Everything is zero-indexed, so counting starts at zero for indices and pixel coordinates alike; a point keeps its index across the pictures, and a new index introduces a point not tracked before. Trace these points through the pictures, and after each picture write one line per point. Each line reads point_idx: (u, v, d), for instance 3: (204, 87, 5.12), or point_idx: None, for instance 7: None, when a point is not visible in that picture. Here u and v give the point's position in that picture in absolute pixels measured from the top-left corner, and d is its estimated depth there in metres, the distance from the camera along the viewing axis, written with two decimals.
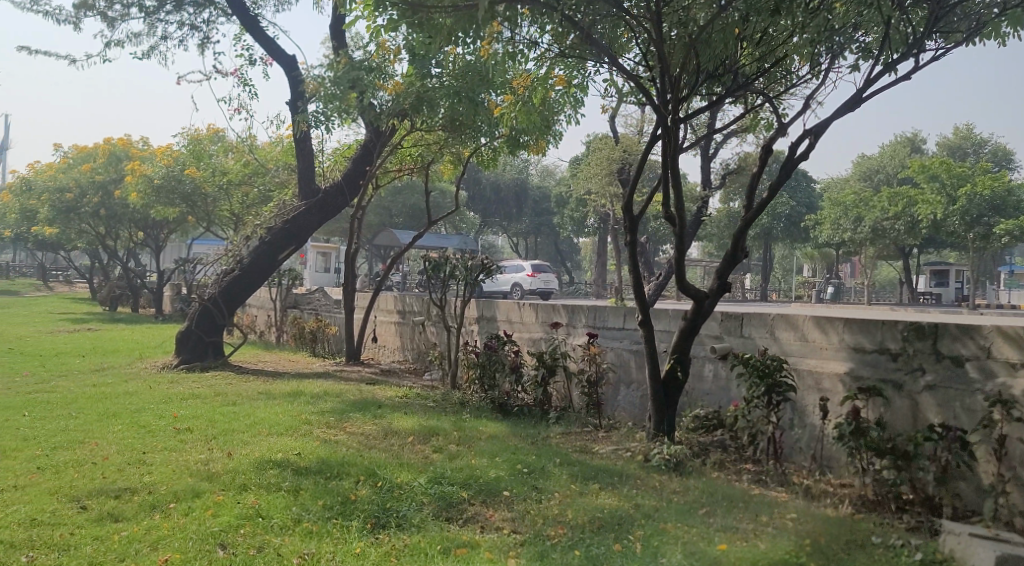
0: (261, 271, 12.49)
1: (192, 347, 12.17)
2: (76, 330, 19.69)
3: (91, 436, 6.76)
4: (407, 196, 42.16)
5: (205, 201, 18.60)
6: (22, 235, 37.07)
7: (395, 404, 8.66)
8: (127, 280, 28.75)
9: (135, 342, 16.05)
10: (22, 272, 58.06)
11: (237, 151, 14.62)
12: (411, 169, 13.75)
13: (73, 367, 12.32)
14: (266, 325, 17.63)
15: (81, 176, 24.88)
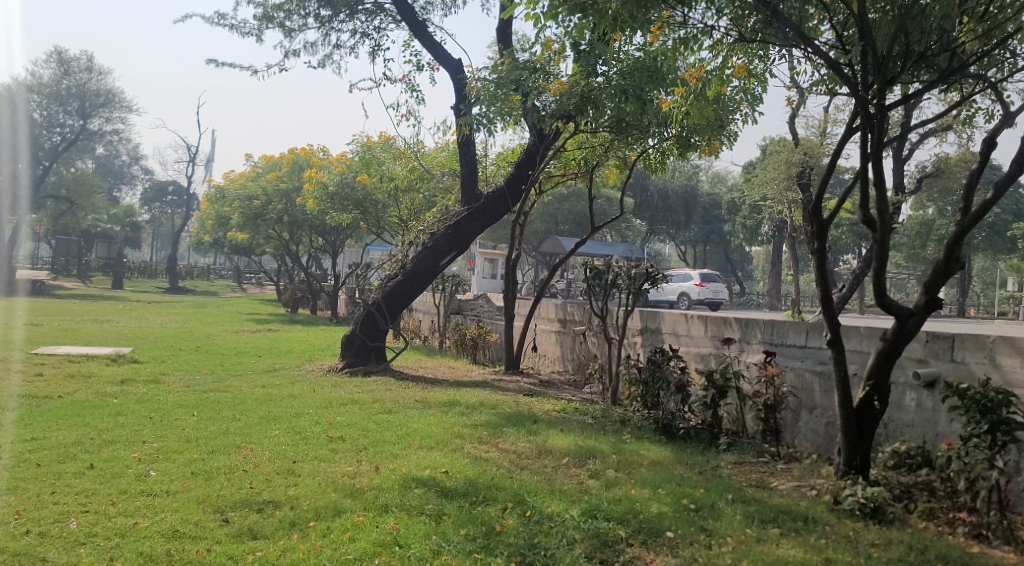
0: (423, 276, 12.43)
1: (355, 352, 12.26)
2: (257, 330, 20.66)
3: (248, 441, 6.72)
4: (574, 203, 41.85)
5: (376, 207, 19.01)
6: (217, 240, 39.85)
7: (552, 420, 8.18)
8: (307, 283, 30.11)
9: (307, 344, 16.52)
10: (220, 274, 62.67)
11: (405, 157, 14.73)
12: (575, 174, 13.31)
13: (247, 366, 12.74)
14: (430, 330, 17.71)
15: (267, 184, 26.26)
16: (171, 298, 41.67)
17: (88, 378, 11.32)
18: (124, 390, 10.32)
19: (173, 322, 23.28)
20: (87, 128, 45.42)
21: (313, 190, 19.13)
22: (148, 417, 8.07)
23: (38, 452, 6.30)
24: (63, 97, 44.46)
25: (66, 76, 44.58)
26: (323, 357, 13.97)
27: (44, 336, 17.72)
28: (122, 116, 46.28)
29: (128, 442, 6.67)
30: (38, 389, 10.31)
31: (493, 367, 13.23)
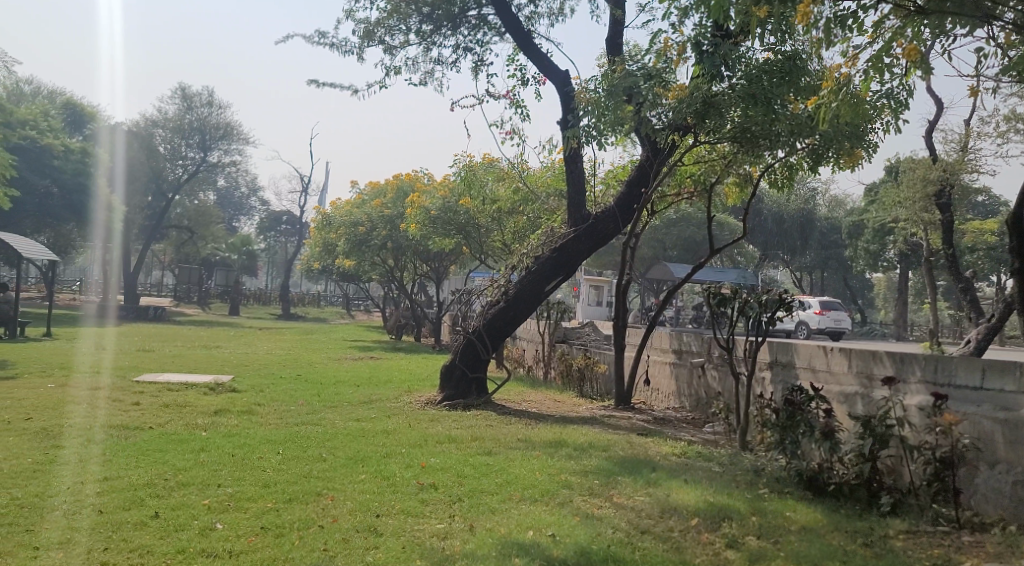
0: (527, 304, 11.60)
1: (454, 384, 11.55)
2: (360, 358, 20.31)
3: (330, 487, 5.98)
4: (683, 227, 40.40)
5: (479, 232, 18.41)
6: (326, 268, 40.32)
7: (672, 467, 7.17)
8: (412, 310, 29.82)
9: (408, 374, 15.93)
10: (331, 302, 63.84)
11: (508, 178, 14.02)
12: (691, 194, 12.29)
13: (344, 397, 12.18)
14: (535, 360, 16.87)
15: (372, 210, 26.18)
16: (282, 324, 42.41)
17: (183, 409, 10.97)
18: (215, 422, 9.87)
19: (279, 349, 23.25)
20: (207, 161, 47.39)
21: (416, 213, 18.68)
22: (231, 454, 7.47)
23: (106, 496, 5.74)
24: (185, 131, 46.56)
25: (189, 110, 46.58)
26: (422, 388, 13.31)
27: (153, 363, 17.80)
28: (239, 148, 47.91)
29: (203, 486, 6.05)
30: (130, 419, 9.97)
31: (602, 402, 12.24)
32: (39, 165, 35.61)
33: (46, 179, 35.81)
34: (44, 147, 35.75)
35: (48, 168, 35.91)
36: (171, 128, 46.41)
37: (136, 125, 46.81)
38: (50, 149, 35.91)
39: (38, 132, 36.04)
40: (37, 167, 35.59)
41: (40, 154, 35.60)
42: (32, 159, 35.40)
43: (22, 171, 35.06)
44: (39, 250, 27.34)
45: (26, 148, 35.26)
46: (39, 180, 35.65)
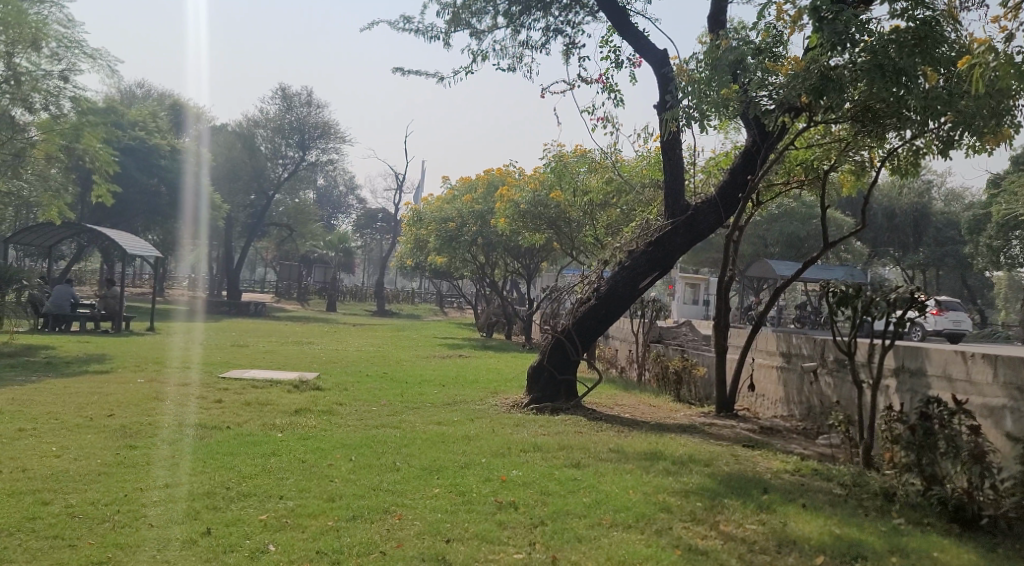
0: (620, 302, 10.83)
1: (543, 387, 10.89)
2: (448, 356, 19.92)
3: (400, 502, 5.42)
4: (785, 223, 38.65)
5: (570, 226, 17.70)
6: (419, 265, 40.33)
7: (786, 488, 6.30)
8: (503, 307, 29.36)
9: (496, 373, 15.36)
10: (425, 298, 64.21)
11: (601, 168, 13.26)
12: (801, 183, 11.25)
13: (428, 397, 11.70)
14: (629, 360, 16.05)
15: (463, 206, 25.80)
16: (376, 321, 42.69)
17: (264, 407, 10.66)
18: (294, 422, 9.48)
19: (370, 346, 23.10)
20: (306, 160, 47.85)
21: (506, 207, 18.12)
22: (301, 460, 6.98)
23: (160, 506, 5.29)
24: (286, 131, 47.11)
25: (289, 110, 47.16)
26: (510, 389, 12.70)
27: (245, 358, 17.80)
28: (337, 147, 48.31)
29: (264, 497, 5.54)
30: (210, 417, 9.72)
31: (701, 407, 11.37)
32: (147, 165, 36.73)
33: (153, 179, 36.92)
34: (150, 147, 36.91)
35: (155, 168, 37.03)
36: (271, 128, 47.30)
37: (239, 125, 48.08)
38: (156, 149, 37.04)
39: (146, 133, 37.23)
40: (145, 167, 36.69)
41: (147, 154, 36.75)
42: (141, 159, 36.56)
43: (131, 171, 36.25)
44: (144, 247, 28.08)
45: (135, 149, 36.46)
46: (146, 179, 36.75)
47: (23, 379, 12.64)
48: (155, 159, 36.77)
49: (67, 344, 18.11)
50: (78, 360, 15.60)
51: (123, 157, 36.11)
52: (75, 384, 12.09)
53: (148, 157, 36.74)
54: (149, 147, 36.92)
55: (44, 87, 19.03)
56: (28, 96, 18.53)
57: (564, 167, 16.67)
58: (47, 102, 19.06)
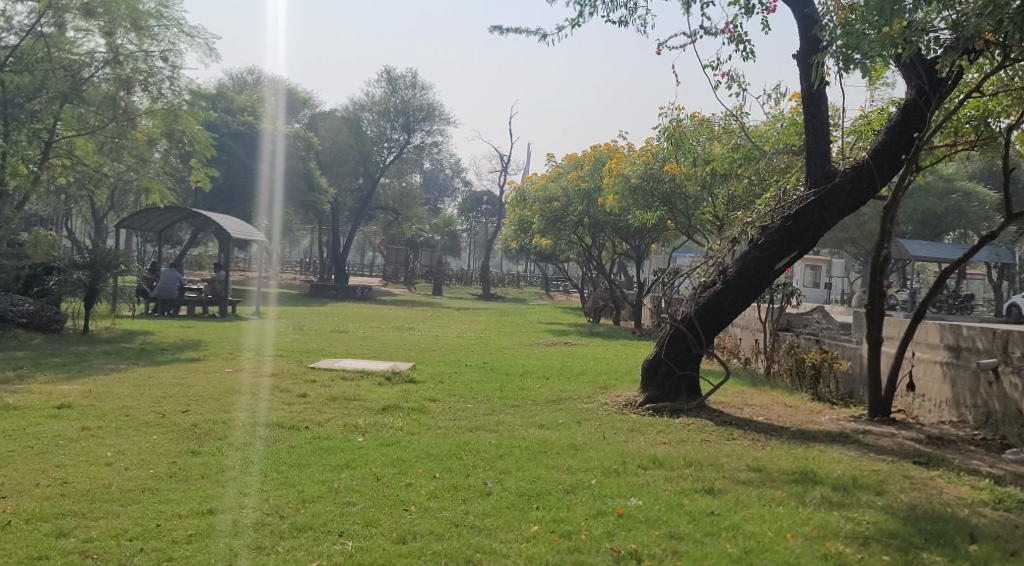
0: (751, 286, 9.32)
1: (661, 384, 9.52)
2: (553, 344, 18.71)
3: (487, 549, 4.25)
4: (919, 200, 35.56)
5: (687, 203, 16.14)
6: (524, 247, 39.23)
7: (998, 536, 4.80)
8: (611, 291, 27.92)
9: (604, 364, 14.05)
10: (531, 282, 63.17)
11: (724, 134, 11.68)
12: (972, 144, 9.47)
13: (530, 393, 10.51)
14: (754, 350, 14.45)
15: (568, 184, 24.50)
16: (481, 304, 41.99)
17: (351, 402, 9.72)
18: (380, 422, 8.48)
19: (472, 332, 22.15)
20: (411, 143, 47.57)
21: (616, 182, 16.66)
22: (377, 475, 5.88)
23: (192, 546, 4.29)
24: (391, 114, 46.88)
25: (394, 93, 46.97)
26: (622, 385, 11.37)
27: (342, 345, 17.11)
28: (442, 128, 47.85)
29: (320, 534, 4.45)
30: (292, 415, 8.84)
31: (848, 409, 9.76)
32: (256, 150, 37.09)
33: (262, 164, 37.26)
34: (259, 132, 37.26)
35: (263, 153, 37.37)
36: (378, 111, 47.01)
37: (346, 110, 47.76)
38: (264, 134, 37.38)
39: (255, 119, 37.63)
40: (254, 153, 37.05)
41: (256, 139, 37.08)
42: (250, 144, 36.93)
43: (241, 157, 36.66)
44: (249, 231, 28.02)
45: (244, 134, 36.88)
46: (255, 165, 37.09)
47: (114, 366, 12.18)
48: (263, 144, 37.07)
49: (169, 329, 17.88)
50: (174, 347, 15.21)
51: (233, 143, 36.57)
52: (162, 373, 11.50)
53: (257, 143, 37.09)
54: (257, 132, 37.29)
55: (145, 68, 18.70)
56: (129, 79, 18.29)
57: (680, 138, 15.11)
58: (147, 85, 18.77)
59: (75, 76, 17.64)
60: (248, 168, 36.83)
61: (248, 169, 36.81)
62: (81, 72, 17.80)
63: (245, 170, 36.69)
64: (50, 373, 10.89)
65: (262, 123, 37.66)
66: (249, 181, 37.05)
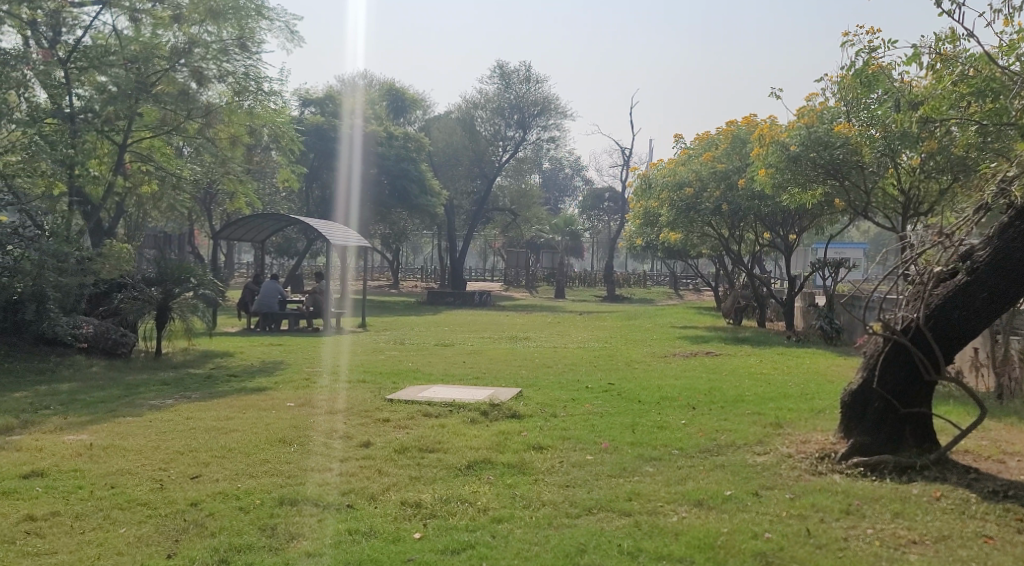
0: (1018, 279, 6.11)
1: (874, 428, 6.49)
2: (693, 354, 15.60)
3: None
4: None
5: (865, 173, 12.77)
6: (653, 243, 35.80)
7: None
8: (754, 289, 24.42)
9: (765, 386, 10.91)
10: (659, 282, 59.23)
11: (938, 69, 8.38)
12: None
13: (678, 437, 7.62)
14: (969, 364, 10.98)
15: (701, 166, 21.27)
16: (606, 307, 38.93)
17: (426, 457, 7.10)
18: (459, 496, 5.82)
19: (595, 341, 19.22)
20: (527, 139, 44.73)
21: (769, 152, 13.43)
22: None
23: None
24: (505, 110, 44.07)
25: (508, 89, 44.05)
26: (802, 420, 8.30)
27: (443, 363, 14.56)
28: (558, 123, 44.65)
29: None
30: (341, 481, 6.32)
31: None
32: (350, 151, 35.75)
33: (358, 165, 35.92)
34: (352, 131, 35.98)
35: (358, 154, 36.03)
36: (490, 109, 44.34)
37: (460, 108, 45.88)
38: (362, 133, 36.17)
39: (352, 118, 36.36)
40: (351, 153, 35.73)
41: (351, 139, 35.81)
42: (348, 144, 35.66)
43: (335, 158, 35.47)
44: (350, 236, 26.17)
45: (342, 137, 35.58)
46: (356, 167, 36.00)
47: (162, 399, 10.07)
48: (359, 144, 35.75)
49: (254, 348, 15.94)
50: (250, 370, 13.10)
51: (339, 146, 35.42)
52: (208, 409, 9.25)
53: (351, 143, 35.75)
54: (351, 131, 35.98)
55: (219, 55, 16.88)
56: (202, 68, 16.44)
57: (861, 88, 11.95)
58: (223, 79, 17.01)
59: (144, 65, 15.79)
60: (343, 169, 35.63)
61: (342, 173, 35.69)
62: (153, 59, 15.91)
63: (341, 171, 35.54)
64: (76, 416, 8.85)
65: (359, 123, 36.45)
66: (342, 185, 35.93)
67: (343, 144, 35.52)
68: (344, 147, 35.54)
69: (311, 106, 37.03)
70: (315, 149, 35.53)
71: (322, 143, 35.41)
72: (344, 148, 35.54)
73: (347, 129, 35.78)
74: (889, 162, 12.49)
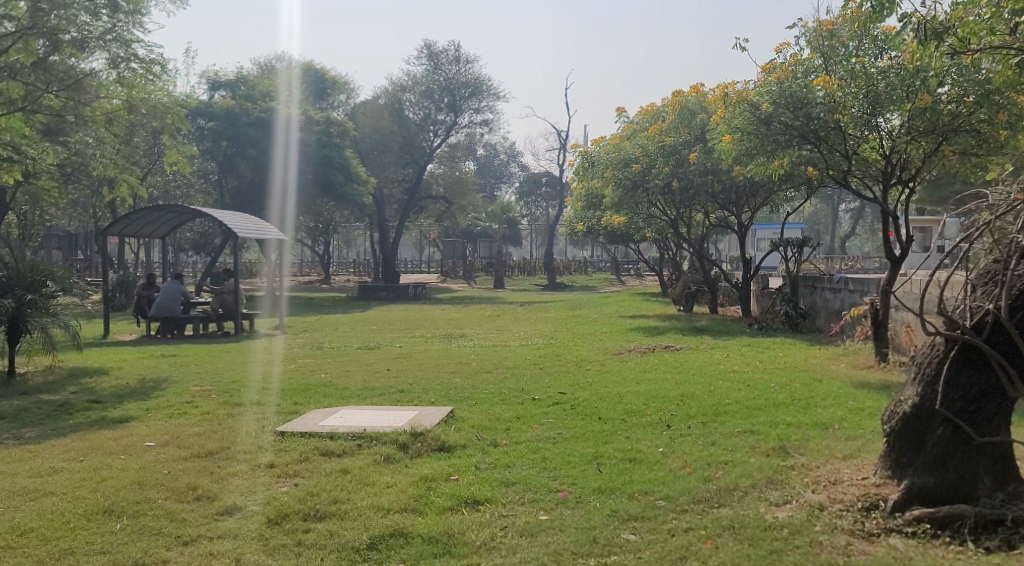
0: None
1: (937, 465, 4.59)
2: (649, 350, 13.78)
3: None
4: None
5: (841, 135, 11.07)
6: (594, 226, 34.03)
7: None
8: (705, 272, 22.81)
9: (747, 393, 9.06)
10: (599, 268, 57.67)
11: None
12: None
13: (661, 477, 5.66)
14: None
15: (647, 140, 19.48)
16: (547, 296, 37.08)
17: (310, 530, 4.99)
18: None
19: (540, 337, 17.30)
20: (459, 124, 42.53)
21: (739, 111, 11.73)
22: None
23: None
24: (435, 93, 41.73)
25: (437, 70, 41.75)
26: (812, 442, 6.42)
27: (364, 372, 12.43)
28: (491, 105, 42.42)
29: None
30: None
31: None
32: (284, 139, 33.09)
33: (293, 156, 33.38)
34: (286, 119, 33.27)
35: (293, 144, 33.48)
36: (419, 92, 41.92)
37: (386, 92, 43.31)
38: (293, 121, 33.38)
39: (280, 104, 33.47)
40: (283, 144, 33.07)
41: (284, 128, 33.13)
42: (279, 133, 32.93)
43: (268, 147, 32.80)
44: (263, 228, 23.66)
45: (270, 124, 32.82)
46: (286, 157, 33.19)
47: None
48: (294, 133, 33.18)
49: (139, 362, 13.53)
50: (121, 392, 10.77)
51: (258, 133, 32.56)
52: (31, 459, 6.96)
53: (285, 133, 33.09)
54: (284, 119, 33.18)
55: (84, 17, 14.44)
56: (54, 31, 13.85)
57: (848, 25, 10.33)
58: (82, 43, 14.42)
59: None
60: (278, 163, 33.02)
61: (276, 162, 32.98)
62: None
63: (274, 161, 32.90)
64: None
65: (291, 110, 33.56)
66: (278, 176, 33.19)
67: (272, 132, 32.82)
68: (278, 136, 32.89)
69: (221, 90, 34.07)
70: (227, 136, 32.39)
71: (235, 130, 32.34)
72: (277, 137, 32.85)
73: (275, 116, 32.95)
74: (865, 125, 10.81)
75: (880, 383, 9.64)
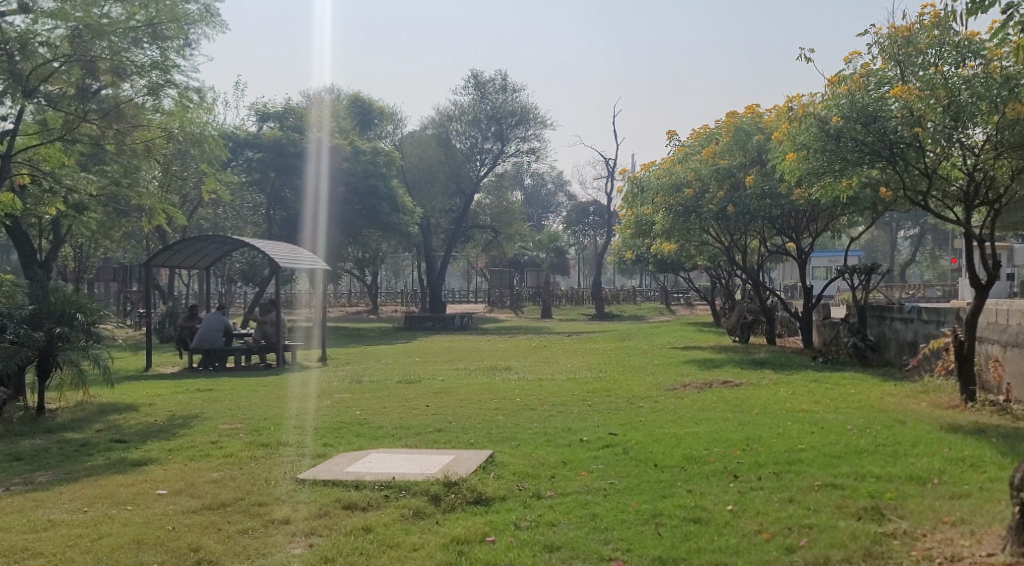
0: None
1: None
2: (706, 384, 12.85)
3: None
4: None
5: (919, 151, 10.13)
6: (644, 254, 33.10)
7: None
8: (762, 302, 21.76)
9: (822, 437, 8.12)
10: (648, 297, 56.53)
11: None
12: None
13: (730, 547, 4.80)
14: None
15: (701, 163, 18.62)
16: (595, 326, 36.17)
17: None
18: None
19: (588, 370, 16.45)
20: (506, 152, 42.21)
21: (805, 125, 10.86)
22: None
23: None
24: (482, 122, 41.38)
25: (484, 99, 41.35)
26: (908, 501, 5.51)
27: (402, 408, 11.75)
28: (538, 133, 41.87)
29: None
30: None
31: None
32: (319, 167, 32.80)
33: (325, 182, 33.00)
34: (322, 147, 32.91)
35: (329, 172, 33.08)
36: (466, 121, 41.62)
37: (433, 122, 43.10)
38: (327, 147, 32.93)
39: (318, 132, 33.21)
40: (318, 172, 32.83)
41: (319, 156, 32.82)
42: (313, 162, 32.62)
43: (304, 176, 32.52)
44: (306, 258, 23.31)
45: (311, 153, 32.69)
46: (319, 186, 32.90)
47: None
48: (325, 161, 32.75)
49: (171, 396, 13.03)
50: (146, 429, 10.22)
51: (296, 161, 32.44)
52: (30, 510, 6.36)
53: (319, 161, 32.76)
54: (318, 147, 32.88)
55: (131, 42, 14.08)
56: (92, 57, 13.31)
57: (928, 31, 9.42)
58: (122, 70, 13.79)
59: (22, 53, 12.88)
60: (309, 190, 32.70)
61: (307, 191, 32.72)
62: (34, 46, 12.96)
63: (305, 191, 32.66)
64: None
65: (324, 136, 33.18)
66: (308, 202, 32.88)
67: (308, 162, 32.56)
68: (308, 163, 32.55)
69: (270, 121, 34.07)
70: (275, 166, 32.52)
71: (282, 160, 32.44)
72: (311, 165, 32.57)
73: (315, 145, 32.74)
74: (948, 141, 9.85)
75: (973, 426, 8.59)
